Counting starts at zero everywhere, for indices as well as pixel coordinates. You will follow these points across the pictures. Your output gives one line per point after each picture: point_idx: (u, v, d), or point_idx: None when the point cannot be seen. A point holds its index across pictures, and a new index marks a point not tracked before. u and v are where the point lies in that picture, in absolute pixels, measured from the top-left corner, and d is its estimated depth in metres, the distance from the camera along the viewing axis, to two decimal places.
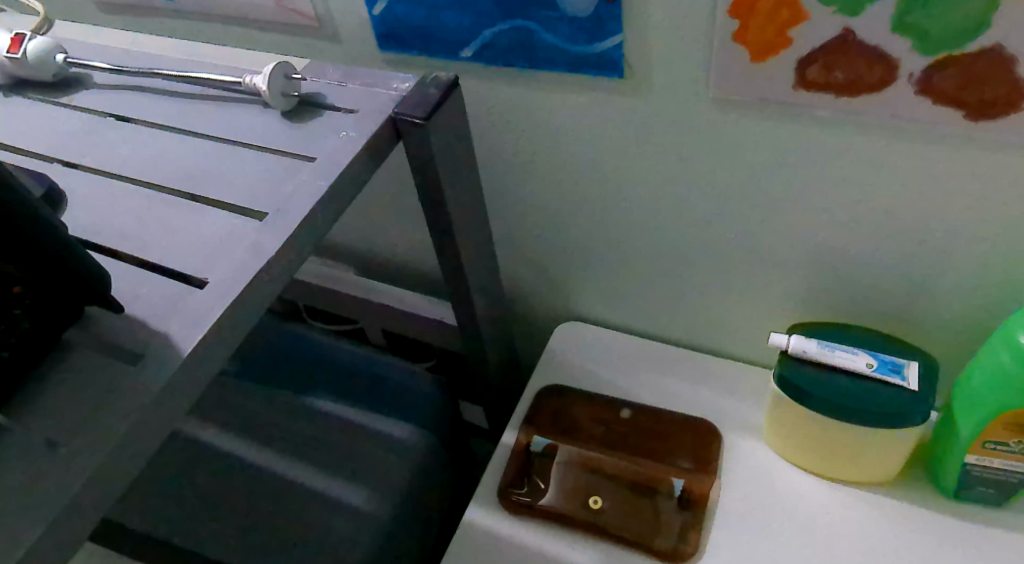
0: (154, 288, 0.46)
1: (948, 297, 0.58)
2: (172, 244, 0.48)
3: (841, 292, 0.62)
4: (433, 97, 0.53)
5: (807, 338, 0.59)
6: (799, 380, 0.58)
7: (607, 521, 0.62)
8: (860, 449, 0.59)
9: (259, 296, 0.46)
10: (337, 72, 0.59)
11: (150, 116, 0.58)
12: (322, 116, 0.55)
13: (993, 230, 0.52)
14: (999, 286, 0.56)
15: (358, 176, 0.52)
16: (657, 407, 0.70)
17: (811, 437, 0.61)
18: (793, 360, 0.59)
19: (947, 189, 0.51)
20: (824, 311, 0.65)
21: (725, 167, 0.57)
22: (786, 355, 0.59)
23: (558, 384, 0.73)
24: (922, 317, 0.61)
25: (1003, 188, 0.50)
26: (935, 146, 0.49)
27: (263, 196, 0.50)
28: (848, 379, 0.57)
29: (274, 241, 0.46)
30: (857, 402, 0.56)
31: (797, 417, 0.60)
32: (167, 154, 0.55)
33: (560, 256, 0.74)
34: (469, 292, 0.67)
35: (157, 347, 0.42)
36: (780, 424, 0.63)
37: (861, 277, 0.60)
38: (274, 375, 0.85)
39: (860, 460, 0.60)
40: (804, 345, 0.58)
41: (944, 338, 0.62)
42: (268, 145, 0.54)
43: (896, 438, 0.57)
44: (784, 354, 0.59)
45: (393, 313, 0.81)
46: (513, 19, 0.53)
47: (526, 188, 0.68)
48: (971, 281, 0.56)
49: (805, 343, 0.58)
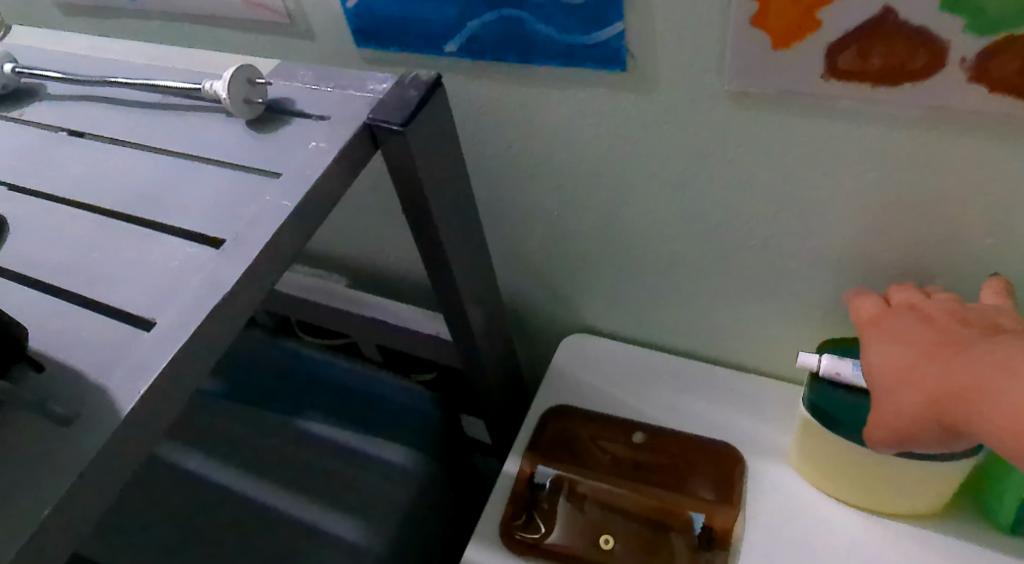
0: (98, 331, 0.40)
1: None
2: (119, 278, 0.43)
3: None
4: (412, 100, 0.48)
5: (840, 359, 0.52)
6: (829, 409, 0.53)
7: (622, 563, 0.57)
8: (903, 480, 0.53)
9: (217, 337, 0.40)
10: (310, 74, 0.53)
11: (104, 129, 0.53)
12: (290, 124, 0.50)
13: None
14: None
15: (331, 192, 0.46)
16: (672, 429, 0.64)
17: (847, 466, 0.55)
18: (821, 386, 0.53)
19: (1002, 187, 0.45)
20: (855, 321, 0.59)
21: (744, 169, 0.51)
22: (814, 380, 0.54)
23: (563, 405, 0.67)
24: None
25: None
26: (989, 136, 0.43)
27: (222, 218, 0.44)
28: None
29: (232, 273, 0.41)
30: None
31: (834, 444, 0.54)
32: (121, 171, 0.50)
33: (562, 265, 0.68)
34: (464, 309, 0.61)
35: (95, 402, 0.37)
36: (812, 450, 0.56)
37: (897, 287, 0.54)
38: (266, 396, 0.81)
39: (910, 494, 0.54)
40: (837, 367, 0.52)
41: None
42: (231, 161, 0.48)
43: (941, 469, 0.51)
44: (812, 381, 0.54)
45: (386, 329, 0.76)
46: (501, 9, 0.47)
47: (523, 194, 0.62)
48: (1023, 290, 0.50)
49: (838, 365, 0.52)
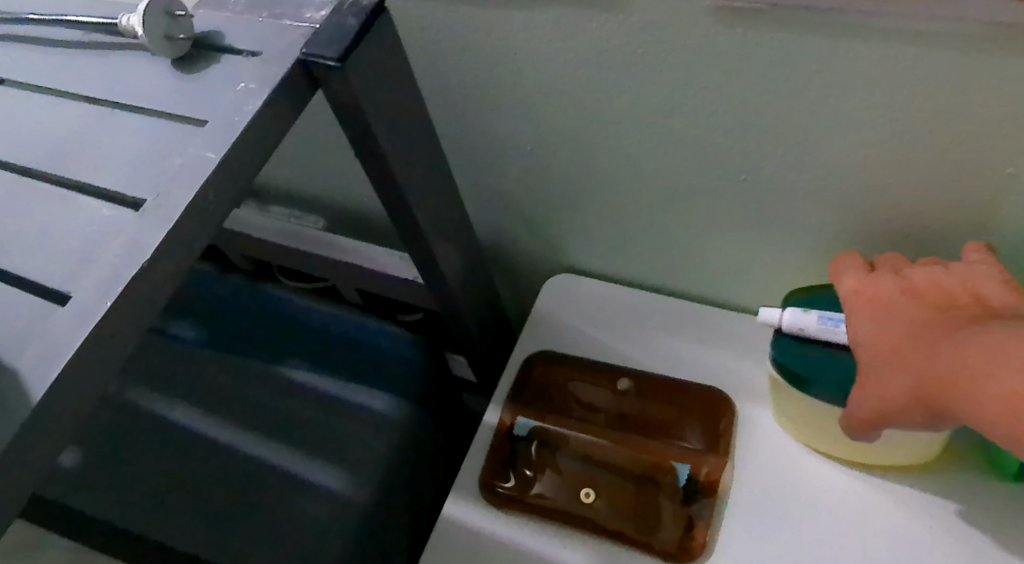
0: (6, 308, 0.36)
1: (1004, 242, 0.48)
2: (32, 247, 0.38)
3: (874, 237, 0.51)
4: (350, 30, 0.42)
5: (803, 312, 0.51)
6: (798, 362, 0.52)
7: (605, 516, 0.54)
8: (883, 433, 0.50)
9: (139, 310, 0.36)
10: (241, 3, 0.47)
11: (18, 74, 0.48)
12: (219, 63, 0.44)
13: None
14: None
15: (265, 141, 0.41)
16: (660, 374, 0.61)
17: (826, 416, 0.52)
18: (787, 338, 0.52)
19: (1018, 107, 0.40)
20: None
21: (731, 94, 0.46)
22: (779, 332, 0.52)
23: (548, 350, 0.64)
24: None
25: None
26: (1007, 42, 0.38)
27: (144, 175, 0.40)
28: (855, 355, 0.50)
29: (152, 237, 0.37)
30: None
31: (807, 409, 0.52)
32: (35, 121, 0.45)
33: (541, 204, 0.63)
34: (434, 256, 0.57)
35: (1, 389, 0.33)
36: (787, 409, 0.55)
37: (901, 222, 0.49)
38: (244, 341, 0.78)
39: (900, 446, 0.51)
40: (800, 321, 0.50)
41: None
42: (155, 108, 0.43)
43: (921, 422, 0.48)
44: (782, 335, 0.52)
45: (363, 274, 0.72)
46: None
47: (492, 128, 0.57)
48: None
49: (800, 318, 0.50)
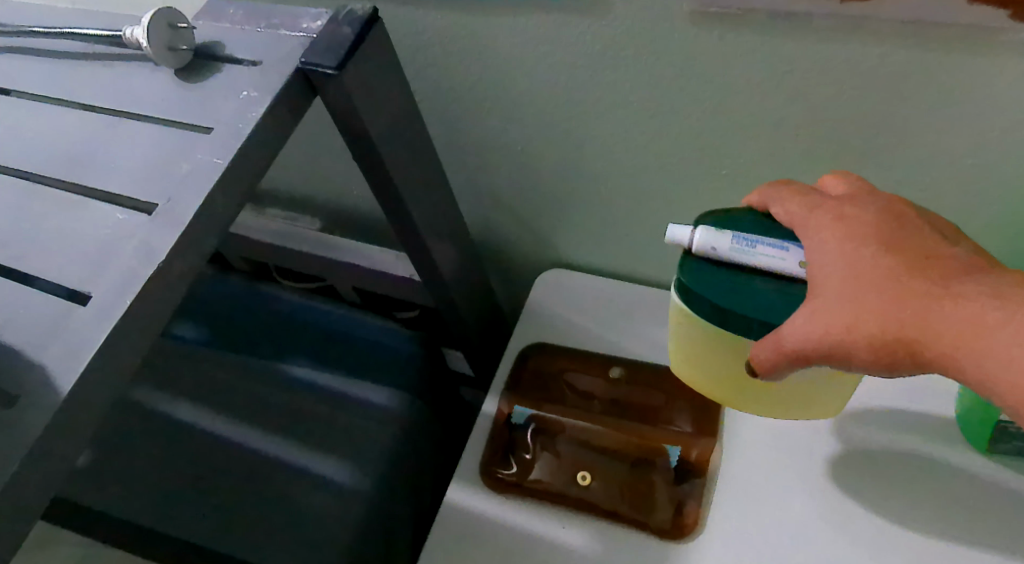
0: (29, 308, 0.38)
1: (970, 213, 0.51)
2: (46, 251, 0.40)
3: None
4: (347, 39, 0.44)
5: (716, 230, 0.44)
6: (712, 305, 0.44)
7: (601, 498, 0.57)
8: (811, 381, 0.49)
9: (154, 310, 0.38)
10: (239, 13, 0.49)
11: (26, 85, 0.50)
12: (219, 72, 0.46)
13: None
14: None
15: (267, 147, 0.43)
16: (652, 363, 0.63)
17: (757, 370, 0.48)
18: (699, 263, 0.45)
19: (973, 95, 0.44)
20: None
21: (709, 92, 0.48)
22: (689, 255, 0.45)
23: (543, 342, 0.66)
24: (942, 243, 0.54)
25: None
26: (959, 41, 0.41)
27: (153, 180, 0.42)
28: (774, 281, 0.43)
29: (165, 240, 0.39)
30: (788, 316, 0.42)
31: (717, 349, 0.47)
32: (44, 130, 0.46)
33: (531, 202, 0.65)
34: (429, 253, 0.59)
35: (32, 384, 0.35)
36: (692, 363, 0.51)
37: None
38: (244, 338, 0.80)
39: (830, 394, 0.51)
40: (713, 241, 0.44)
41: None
42: (160, 116, 0.45)
43: None
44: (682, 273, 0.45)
45: (360, 272, 0.75)
46: None
47: (481, 129, 0.59)
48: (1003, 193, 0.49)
49: (713, 237, 0.44)
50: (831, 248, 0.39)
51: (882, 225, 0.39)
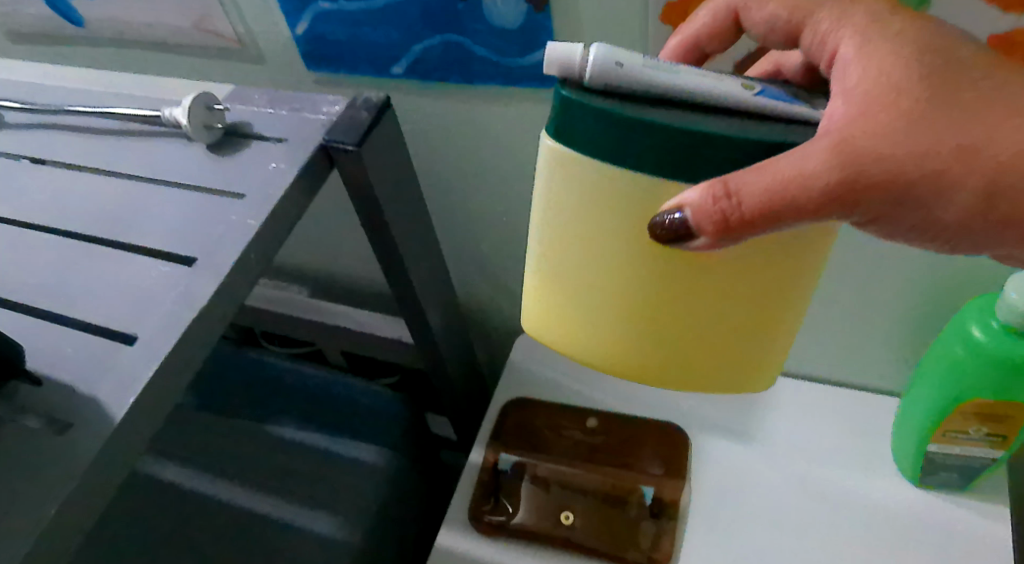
0: (80, 347, 0.43)
1: (894, 267, 0.61)
2: (94, 298, 0.45)
3: None
4: (364, 121, 0.51)
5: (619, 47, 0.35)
6: (606, 143, 0.36)
7: (583, 536, 0.62)
8: (747, 302, 0.39)
9: (194, 350, 0.44)
10: (264, 98, 0.56)
11: (65, 155, 0.55)
12: (249, 148, 0.52)
13: None
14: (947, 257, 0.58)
15: (293, 211, 0.50)
16: (624, 414, 0.70)
17: (665, 297, 0.39)
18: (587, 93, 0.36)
19: None
20: None
21: None
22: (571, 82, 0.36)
23: (524, 396, 0.72)
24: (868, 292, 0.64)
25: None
26: None
27: (191, 238, 0.47)
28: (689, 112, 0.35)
29: (206, 289, 0.44)
30: (709, 139, 0.34)
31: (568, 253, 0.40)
32: (85, 195, 0.52)
33: (512, 268, 0.73)
34: (422, 311, 0.65)
35: (86, 414, 0.40)
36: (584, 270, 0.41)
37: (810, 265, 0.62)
38: (235, 402, 0.83)
39: (782, 319, 0.40)
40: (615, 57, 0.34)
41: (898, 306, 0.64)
42: (194, 183, 0.51)
43: (799, 255, 0.38)
44: (564, 88, 0.36)
45: (349, 335, 0.79)
46: (445, 33, 0.52)
47: (470, 201, 0.67)
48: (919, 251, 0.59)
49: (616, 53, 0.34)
50: (869, 65, 0.36)
51: (929, 42, 0.36)
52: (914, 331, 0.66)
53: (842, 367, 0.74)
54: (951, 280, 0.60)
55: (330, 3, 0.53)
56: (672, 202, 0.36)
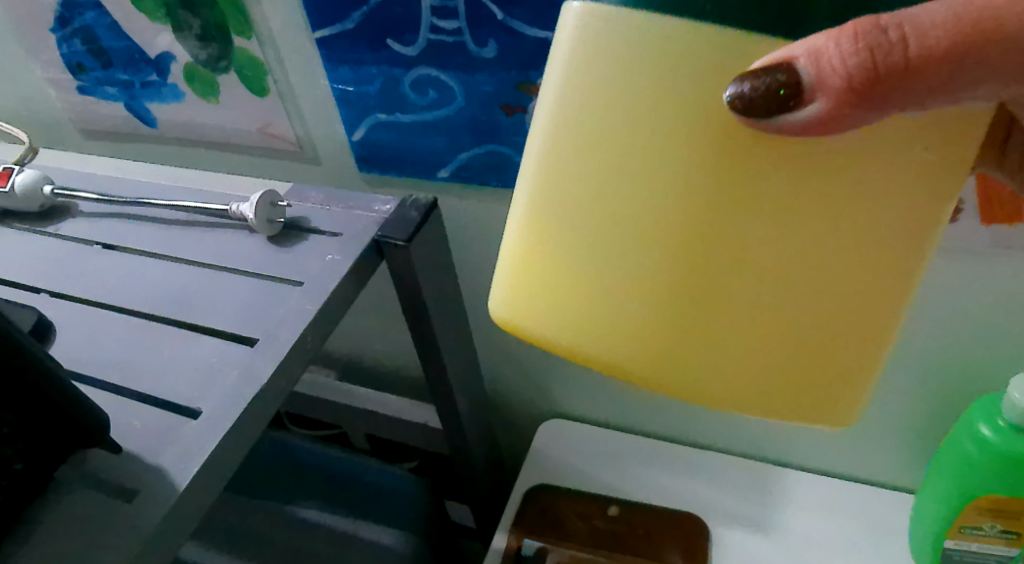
0: (146, 420, 0.46)
1: (903, 364, 0.64)
2: (162, 374, 0.49)
3: None
4: (414, 220, 0.56)
5: None
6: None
7: None
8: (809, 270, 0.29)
9: (252, 424, 0.47)
10: (319, 196, 0.62)
11: (135, 243, 0.60)
12: (307, 240, 0.57)
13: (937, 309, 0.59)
14: (955, 356, 0.62)
15: (346, 298, 0.54)
16: (642, 502, 0.74)
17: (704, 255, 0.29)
18: None
19: None
20: None
21: None
22: None
23: (544, 483, 0.77)
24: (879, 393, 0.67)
25: (943, 266, 0.56)
26: None
27: (253, 321, 0.52)
28: None
29: (267, 367, 0.48)
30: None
31: (572, 171, 0.30)
32: (153, 280, 0.57)
33: (535, 355, 0.79)
34: (454, 396, 0.68)
35: (152, 482, 0.43)
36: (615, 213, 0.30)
37: None
38: (255, 482, 0.82)
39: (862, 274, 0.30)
40: None
41: (908, 403, 0.67)
42: (255, 270, 0.56)
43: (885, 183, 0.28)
44: None
45: (378, 418, 0.83)
46: (487, 143, 0.59)
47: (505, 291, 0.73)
48: (926, 349, 0.62)
49: None
50: None
51: None
52: (926, 430, 0.69)
53: (857, 465, 0.75)
54: (958, 378, 0.63)
55: (389, 115, 0.61)
56: (753, 70, 0.26)
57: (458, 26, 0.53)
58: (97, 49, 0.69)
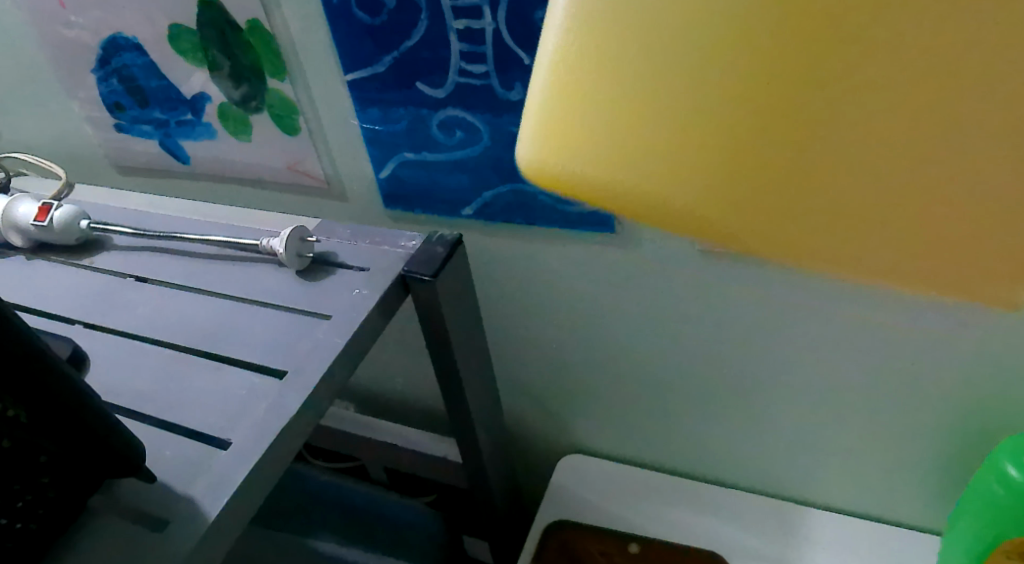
0: (178, 450, 0.47)
1: (926, 403, 0.64)
2: (193, 405, 0.50)
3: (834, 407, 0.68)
4: (439, 256, 0.57)
5: None
6: None
7: None
8: None
9: (282, 455, 0.48)
10: (347, 231, 0.63)
11: (168, 276, 0.62)
12: (335, 275, 0.59)
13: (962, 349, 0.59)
14: (979, 397, 0.61)
15: (372, 332, 0.55)
16: (660, 538, 0.77)
17: None
18: None
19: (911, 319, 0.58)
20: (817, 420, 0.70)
21: (713, 306, 0.64)
22: None
23: (565, 518, 0.80)
24: (902, 432, 0.67)
25: None
26: None
27: (282, 354, 0.53)
28: None
29: (296, 400, 0.49)
30: None
31: None
32: (185, 312, 0.58)
33: (556, 389, 0.81)
34: (476, 430, 0.69)
35: (183, 512, 0.44)
36: (619, 66, 0.18)
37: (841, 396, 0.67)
38: (275, 514, 0.82)
39: None
40: None
41: (932, 442, 0.67)
42: (284, 303, 0.57)
43: None
44: None
45: (398, 451, 0.83)
46: (511, 183, 0.61)
47: (529, 325, 0.74)
48: (949, 389, 0.62)
49: None
50: None
51: None
52: (950, 470, 0.68)
53: (880, 503, 0.75)
54: (983, 419, 0.63)
55: (417, 154, 0.63)
56: None
57: (486, 70, 0.54)
58: (134, 89, 0.71)
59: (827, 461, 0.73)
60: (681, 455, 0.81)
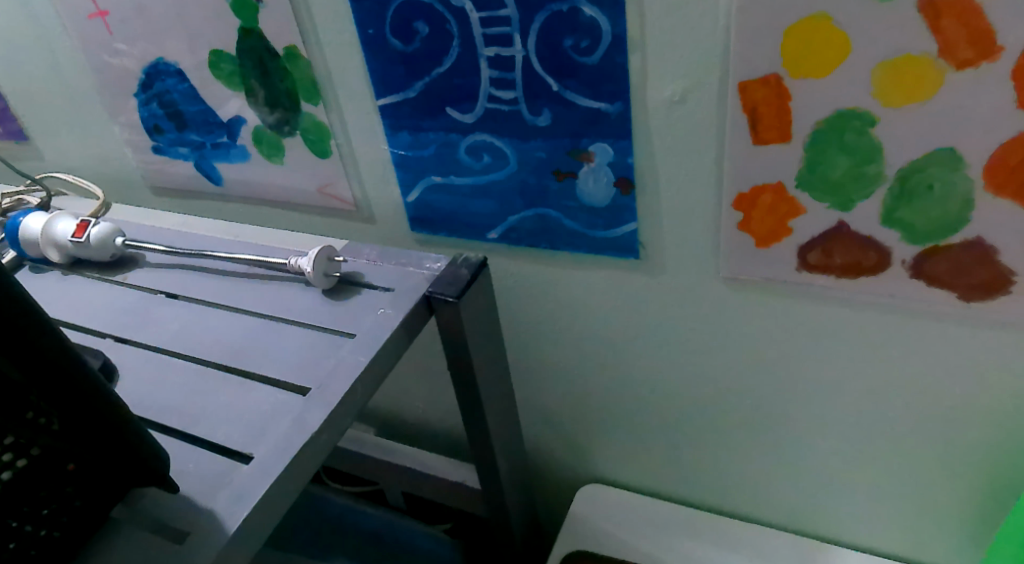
0: (201, 463, 0.48)
1: (956, 440, 0.62)
2: (217, 419, 0.51)
3: (860, 441, 0.67)
4: (464, 277, 0.58)
5: None
6: None
7: None
8: None
9: (302, 471, 0.48)
10: (373, 252, 0.64)
11: (197, 292, 0.63)
12: (360, 294, 0.60)
13: (993, 386, 0.57)
14: (1011, 435, 0.60)
15: (395, 352, 0.56)
16: None
17: None
18: None
19: (939, 353, 0.57)
20: (842, 455, 0.69)
21: (737, 336, 0.64)
22: None
23: (582, 549, 0.77)
24: (931, 471, 0.66)
25: (1002, 343, 0.55)
26: (923, 316, 0.56)
27: (306, 370, 0.53)
28: None
29: (318, 415, 0.49)
30: None
31: None
32: (213, 328, 0.59)
33: (577, 416, 0.80)
34: (495, 456, 0.69)
35: (204, 524, 0.44)
36: None
37: (867, 431, 0.66)
38: (291, 539, 0.83)
39: None
40: None
41: (962, 482, 0.65)
42: (309, 321, 0.58)
43: None
44: None
45: (416, 475, 0.83)
46: (536, 207, 0.62)
47: (551, 351, 0.74)
48: (980, 427, 0.61)
49: None
50: None
51: None
52: (981, 512, 0.66)
53: (908, 543, 0.73)
54: (1016, 458, 0.61)
55: (444, 178, 0.64)
56: None
57: (515, 96, 0.56)
58: (174, 113, 0.74)
59: (853, 499, 0.72)
60: (703, 488, 0.80)
